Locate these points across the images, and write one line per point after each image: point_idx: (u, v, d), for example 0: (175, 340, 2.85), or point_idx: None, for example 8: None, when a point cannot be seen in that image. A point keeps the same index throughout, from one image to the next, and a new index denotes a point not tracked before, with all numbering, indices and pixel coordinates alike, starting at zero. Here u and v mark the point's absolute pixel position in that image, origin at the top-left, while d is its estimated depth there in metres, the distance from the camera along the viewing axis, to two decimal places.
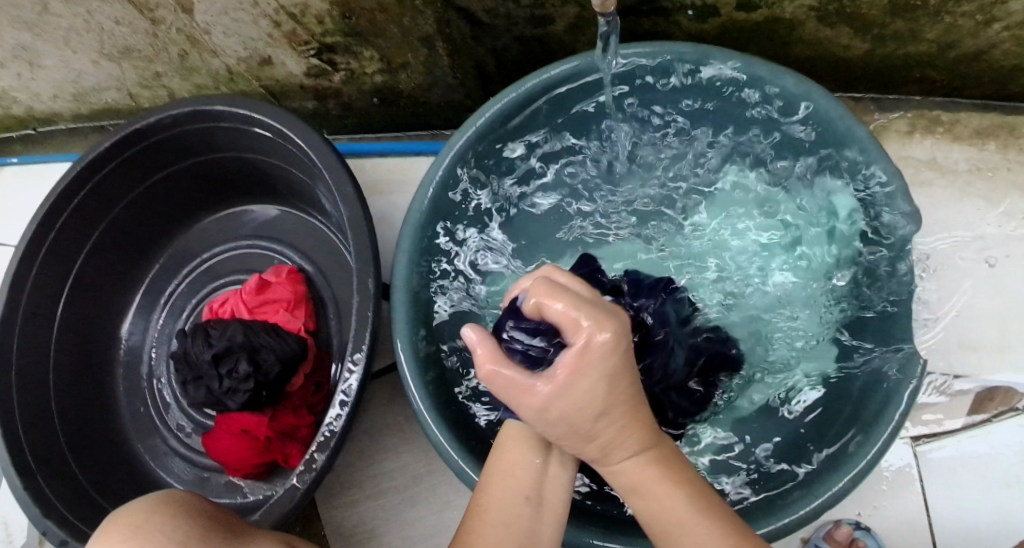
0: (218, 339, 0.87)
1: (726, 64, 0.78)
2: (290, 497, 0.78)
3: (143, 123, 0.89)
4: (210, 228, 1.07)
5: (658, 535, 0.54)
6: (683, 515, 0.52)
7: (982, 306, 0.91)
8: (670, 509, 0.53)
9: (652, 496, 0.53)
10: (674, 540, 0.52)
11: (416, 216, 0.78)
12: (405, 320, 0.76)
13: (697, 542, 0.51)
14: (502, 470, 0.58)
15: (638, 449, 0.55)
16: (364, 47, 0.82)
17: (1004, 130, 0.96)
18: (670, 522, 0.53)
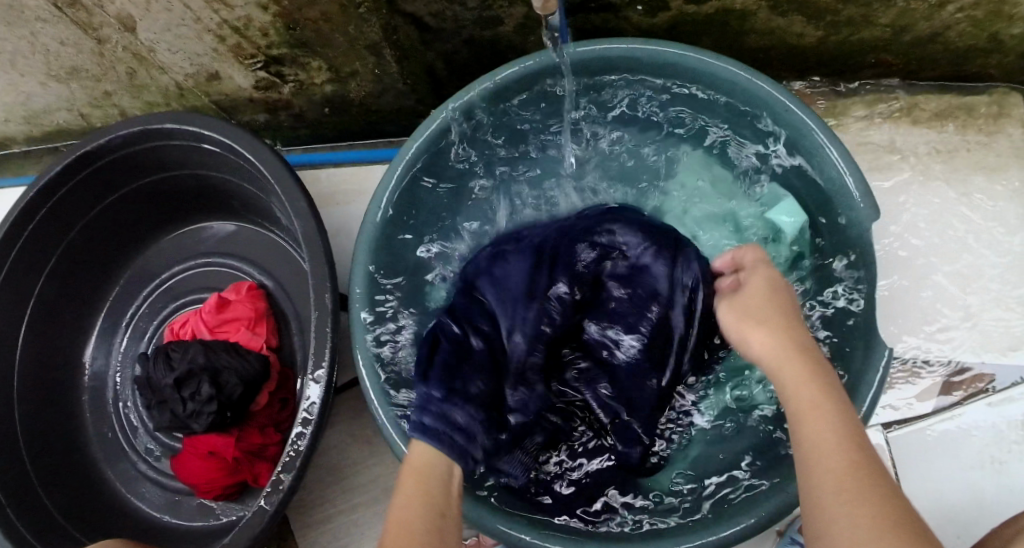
0: (179, 362, 0.86)
1: (678, 58, 0.78)
2: (258, 521, 0.76)
3: (92, 145, 0.87)
4: (169, 246, 1.05)
5: (822, 500, 0.48)
6: (865, 486, 0.47)
7: (947, 288, 0.91)
8: (842, 460, 0.49)
9: (828, 449, 0.50)
10: (840, 498, 0.47)
11: (372, 225, 0.77)
12: (366, 332, 0.75)
13: (848, 497, 0.47)
14: (417, 493, 0.57)
15: (825, 407, 0.54)
16: (311, 57, 0.81)
17: (962, 112, 0.96)
18: (837, 481, 0.48)
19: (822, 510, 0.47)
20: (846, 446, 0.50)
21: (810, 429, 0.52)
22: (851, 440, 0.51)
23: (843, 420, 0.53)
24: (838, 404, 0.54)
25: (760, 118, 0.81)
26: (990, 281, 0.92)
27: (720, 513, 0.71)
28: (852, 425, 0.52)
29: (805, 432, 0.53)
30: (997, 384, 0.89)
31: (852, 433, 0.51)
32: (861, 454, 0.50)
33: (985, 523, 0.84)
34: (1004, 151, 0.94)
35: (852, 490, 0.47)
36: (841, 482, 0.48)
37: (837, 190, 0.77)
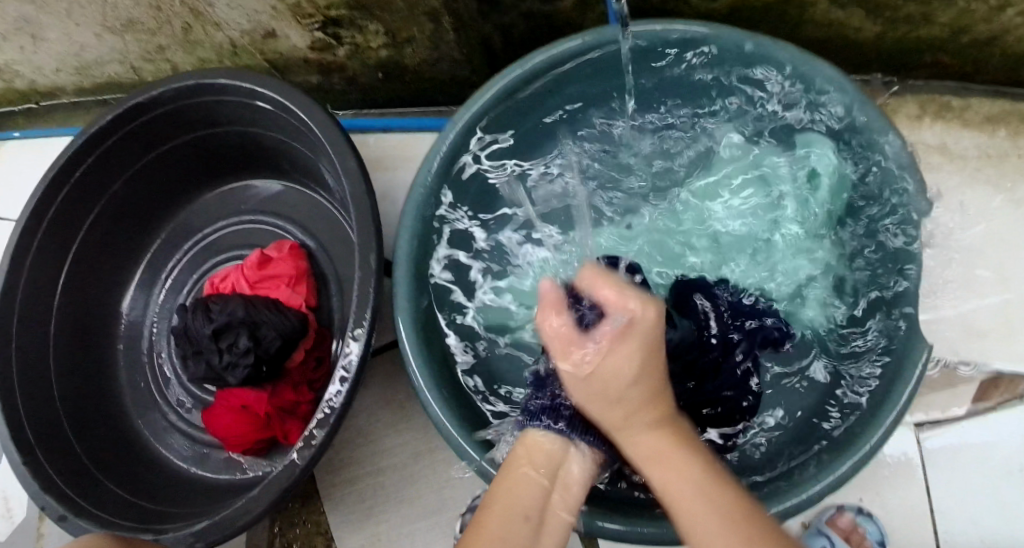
0: (218, 315, 0.87)
1: (735, 43, 0.77)
2: (289, 474, 0.77)
3: (146, 96, 0.88)
4: (212, 202, 1.06)
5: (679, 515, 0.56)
6: (709, 515, 0.54)
7: (989, 294, 0.91)
8: (668, 475, 0.58)
9: (689, 500, 0.56)
10: (675, 489, 0.57)
11: (420, 190, 0.77)
12: (408, 296, 0.76)
13: (713, 537, 0.53)
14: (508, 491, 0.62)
15: (692, 471, 0.57)
16: (369, 20, 0.81)
17: (1016, 117, 0.95)
18: (688, 501, 0.56)
19: (693, 522, 0.55)
20: (705, 509, 0.54)
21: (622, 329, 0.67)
22: (700, 494, 0.55)
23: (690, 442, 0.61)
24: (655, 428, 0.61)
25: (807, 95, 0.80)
26: None
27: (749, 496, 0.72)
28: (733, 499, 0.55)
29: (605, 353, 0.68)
30: None
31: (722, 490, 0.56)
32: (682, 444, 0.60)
33: (1010, 527, 0.85)
34: None
35: (735, 530, 0.52)
36: (671, 494, 0.57)
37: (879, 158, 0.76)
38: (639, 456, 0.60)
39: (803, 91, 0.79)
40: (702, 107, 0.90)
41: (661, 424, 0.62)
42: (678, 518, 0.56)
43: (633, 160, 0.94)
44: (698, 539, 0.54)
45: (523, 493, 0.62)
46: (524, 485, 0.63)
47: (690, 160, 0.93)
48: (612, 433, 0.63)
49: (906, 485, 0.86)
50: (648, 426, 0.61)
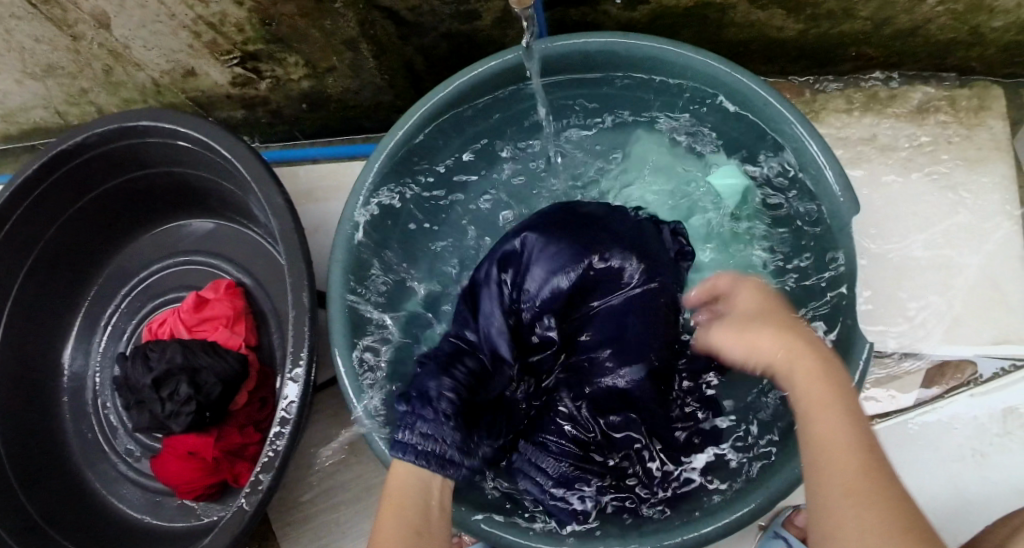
0: (156, 361, 0.84)
1: (657, 51, 0.77)
2: (238, 521, 0.75)
3: (68, 142, 0.85)
4: (148, 244, 1.04)
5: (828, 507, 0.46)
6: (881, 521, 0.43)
7: (928, 282, 0.91)
8: (823, 425, 0.50)
9: (840, 451, 0.48)
10: (834, 461, 0.48)
11: (349, 222, 0.76)
12: (343, 332, 0.74)
13: (835, 466, 0.47)
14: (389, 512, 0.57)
15: (844, 429, 0.49)
16: (287, 53, 0.80)
17: (943, 105, 0.96)
18: (830, 451, 0.48)
19: (829, 480, 0.47)
20: (851, 458, 0.47)
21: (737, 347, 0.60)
22: (863, 448, 0.48)
23: (834, 371, 0.55)
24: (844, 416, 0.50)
25: (723, 97, 0.80)
26: (972, 273, 0.92)
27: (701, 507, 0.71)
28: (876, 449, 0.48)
29: (740, 348, 0.60)
30: (981, 376, 0.89)
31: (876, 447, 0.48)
32: (837, 385, 0.53)
33: (968, 516, 0.84)
34: (986, 144, 0.94)
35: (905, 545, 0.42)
36: (823, 442, 0.49)
37: (797, 152, 0.76)
38: (796, 379, 0.55)
39: (719, 93, 0.80)
40: (615, 118, 0.89)
41: (827, 360, 0.55)
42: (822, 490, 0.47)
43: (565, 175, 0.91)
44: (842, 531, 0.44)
45: (387, 522, 0.56)
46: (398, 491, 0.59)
47: (615, 162, 0.90)
48: (802, 405, 0.53)
49: None
50: (850, 410, 0.51)
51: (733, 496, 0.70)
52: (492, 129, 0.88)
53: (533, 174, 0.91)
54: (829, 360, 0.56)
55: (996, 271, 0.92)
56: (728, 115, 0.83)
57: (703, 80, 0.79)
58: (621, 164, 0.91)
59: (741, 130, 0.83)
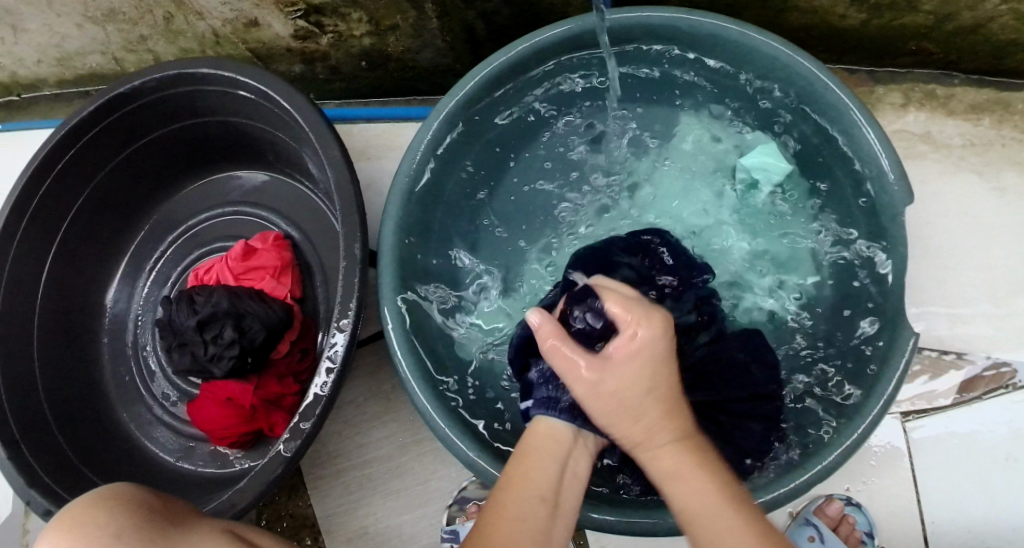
0: (202, 306, 0.86)
1: (719, 30, 0.77)
2: (276, 466, 0.76)
3: (128, 86, 0.87)
4: (195, 194, 1.05)
5: None
6: None
7: (972, 282, 0.91)
8: (700, 499, 0.51)
9: (722, 521, 0.50)
10: (699, 524, 0.51)
11: (404, 180, 0.77)
12: (393, 287, 0.75)
13: (722, 545, 0.50)
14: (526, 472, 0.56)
15: (696, 488, 0.52)
16: (352, 8, 0.81)
17: (999, 106, 0.95)
18: (705, 512, 0.51)
19: None
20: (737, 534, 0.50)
21: (592, 398, 0.56)
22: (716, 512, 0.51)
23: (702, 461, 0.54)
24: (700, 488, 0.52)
25: (781, 80, 0.80)
26: (1017, 277, 0.91)
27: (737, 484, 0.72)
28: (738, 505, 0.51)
29: (589, 396, 0.56)
30: (1020, 380, 0.88)
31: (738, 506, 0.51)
32: (671, 436, 0.55)
33: (995, 517, 0.85)
34: None
35: None
36: (711, 516, 0.51)
37: (854, 139, 0.76)
38: (658, 477, 0.54)
39: (778, 75, 0.80)
40: (662, 91, 0.90)
41: (697, 451, 0.54)
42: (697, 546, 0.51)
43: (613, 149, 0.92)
44: None
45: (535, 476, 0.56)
46: (528, 462, 0.57)
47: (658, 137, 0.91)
48: (636, 456, 0.56)
49: (890, 474, 0.86)
50: (680, 466, 0.53)
51: (767, 476, 0.71)
52: (546, 98, 0.88)
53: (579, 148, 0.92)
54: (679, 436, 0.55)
55: None
56: (784, 98, 0.83)
57: (762, 62, 0.79)
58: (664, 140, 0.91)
59: (794, 111, 0.83)
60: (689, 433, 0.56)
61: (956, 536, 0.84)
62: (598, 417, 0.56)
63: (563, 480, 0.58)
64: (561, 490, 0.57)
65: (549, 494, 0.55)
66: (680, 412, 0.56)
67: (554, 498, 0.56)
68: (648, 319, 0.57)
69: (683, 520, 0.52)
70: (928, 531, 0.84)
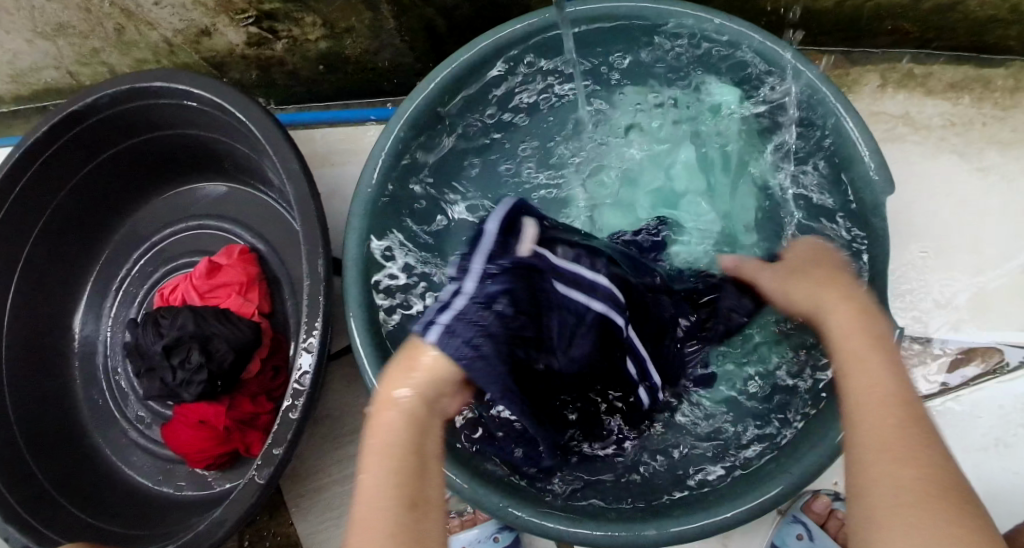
0: (168, 329, 0.83)
1: (688, 19, 0.74)
2: (249, 493, 0.73)
3: (80, 103, 0.83)
4: (159, 210, 1.02)
5: (855, 442, 0.47)
6: (913, 490, 0.42)
7: (958, 267, 0.89)
8: (865, 395, 0.49)
9: (884, 424, 0.46)
10: (870, 417, 0.48)
11: (366, 190, 0.74)
12: (359, 303, 0.72)
13: (900, 486, 0.43)
14: (380, 430, 0.47)
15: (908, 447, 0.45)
16: (304, 12, 0.78)
17: (978, 83, 0.92)
18: (879, 446, 0.45)
19: (859, 428, 0.48)
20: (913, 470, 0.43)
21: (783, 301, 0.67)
22: (903, 423, 0.46)
23: (879, 367, 0.51)
24: (905, 399, 0.48)
25: (748, 66, 0.78)
26: (1001, 260, 0.89)
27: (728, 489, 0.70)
28: (931, 448, 0.45)
29: (833, 317, 0.58)
30: (1007, 364, 0.87)
31: (908, 406, 0.48)
32: (885, 354, 0.52)
33: (987, 506, 0.83)
34: (1021, 126, 0.91)
35: (904, 495, 0.42)
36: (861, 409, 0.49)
37: (827, 124, 0.74)
38: (836, 329, 0.56)
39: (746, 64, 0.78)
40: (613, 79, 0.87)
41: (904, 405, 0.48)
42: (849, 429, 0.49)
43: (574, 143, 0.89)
44: (868, 498, 0.43)
45: (377, 473, 0.45)
46: (383, 421, 0.47)
47: (610, 132, 0.89)
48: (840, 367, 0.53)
49: None
50: (903, 408, 0.47)
51: (754, 482, 0.69)
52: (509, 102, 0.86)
53: (535, 142, 0.89)
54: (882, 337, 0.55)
55: None
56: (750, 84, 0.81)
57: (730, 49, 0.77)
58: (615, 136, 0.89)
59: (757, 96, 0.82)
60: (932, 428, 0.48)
61: None
62: (838, 320, 0.57)
63: (428, 449, 0.48)
64: (427, 466, 0.47)
65: (415, 465, 0.46)
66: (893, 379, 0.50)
67: (418, 483, 0.46)
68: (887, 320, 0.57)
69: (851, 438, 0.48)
70: None
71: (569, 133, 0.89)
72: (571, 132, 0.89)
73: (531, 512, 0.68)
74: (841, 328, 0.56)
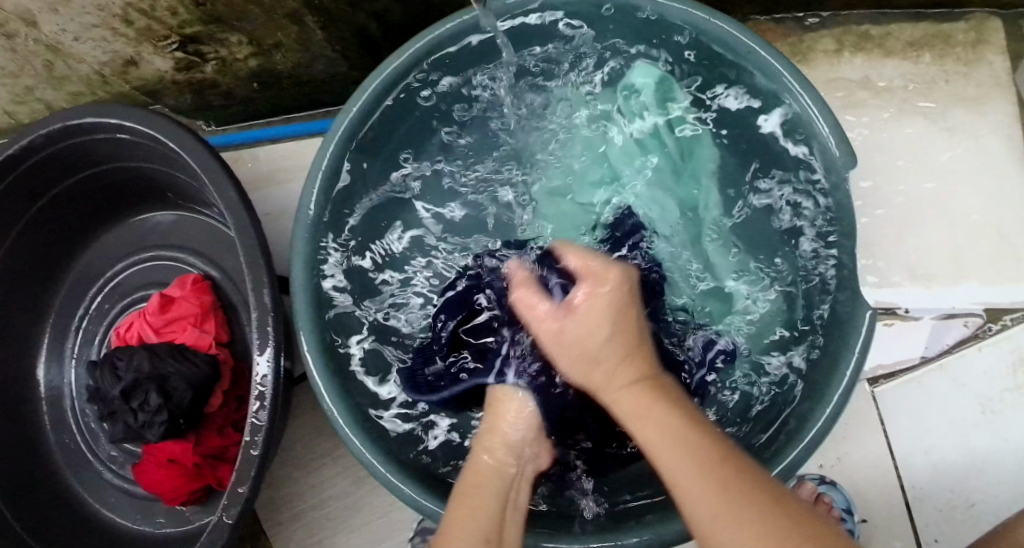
0: (125, 371, 0.80)
1: (628, 0, 0.71)
2: (219, 533, 0.71)
3: (13, 147, 0.80)
4: (111, 244, 0.99)
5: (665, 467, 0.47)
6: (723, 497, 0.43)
7: (931, 232, 0.86)
8: (651, 427, 0.49)
9: (663, 443, 0.48)
10: (652, 429, 0.49)
11: (307, 212, 0.71)
12: (310, 325, 0.69)
13: (688, 479, 0.45)
14: (471, 493, 0.57)
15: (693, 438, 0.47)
16: (228, 33, 0.74)
17: (938, 40, 0.89)
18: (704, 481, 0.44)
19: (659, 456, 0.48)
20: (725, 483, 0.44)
21: (565, 359, 0.58)
22: (677, 438, 0.47)
23: (666, 391, 0.53)
24: (664, 403, 0.51)
25: (693, 43, 0.75)
26: (976, 221, 0.86)
27: None
28: (715, 453, 0.46)
29: (559, 358, 0.59)
30: (991, 327, 0.84)
31: (691, 425, 0.49)
32: (659, 402, 0.51)
33: (978, 476, 0.81)
34: (986, 81, 0.88)
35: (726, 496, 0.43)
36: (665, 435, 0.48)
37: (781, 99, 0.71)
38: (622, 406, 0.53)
39: (695, 43, 0.74)
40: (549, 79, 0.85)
41: (653, 387, 0.53)
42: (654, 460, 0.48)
43: (519, 146, 0.88)
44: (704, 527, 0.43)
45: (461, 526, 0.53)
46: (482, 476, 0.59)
47: (558, 134, 0.87)
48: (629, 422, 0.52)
49: (864, 441, 0.82)
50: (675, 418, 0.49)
51: None
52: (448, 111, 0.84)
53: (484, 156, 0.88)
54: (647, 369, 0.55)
55: (1005, 216, 0.86)
56: (700, 61, 0.77)
57: (656, 19, 0.73)
58: (562, 137, 0.87)
59: (707, 73, 0.78)
60: (656, 375, 0.55)
61: (940, 498, 0.81)
62: (567, 361, 0.58)
63: (507, 513, 0.57)
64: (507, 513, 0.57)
65: (498, 509, 0.56)
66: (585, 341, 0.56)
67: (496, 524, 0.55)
68: (643, 331, 0.58)
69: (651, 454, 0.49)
70: (910, 498, 0.81)
71: (514, 140, 0.88)
72: (524, 137, 0.88)
73: None
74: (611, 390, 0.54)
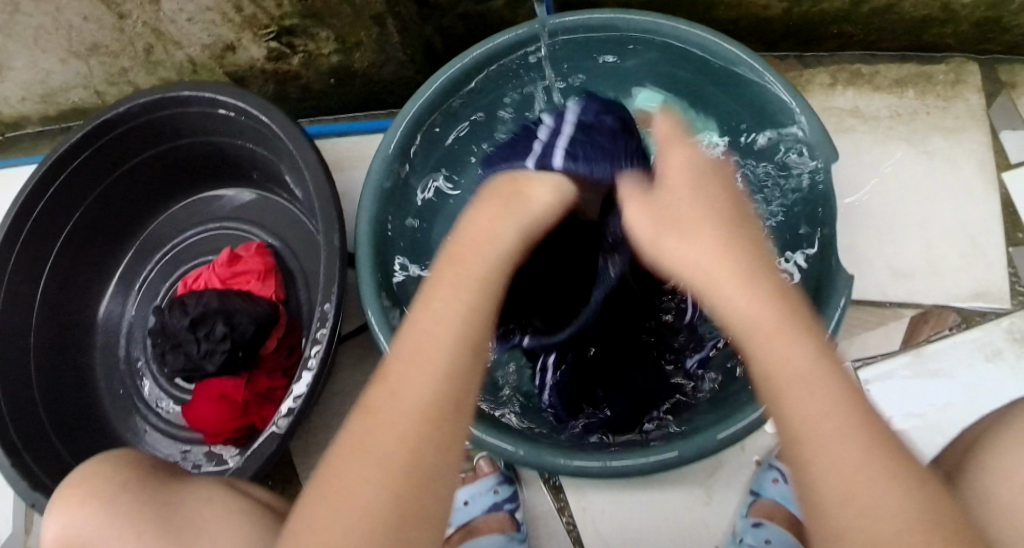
0: (193, 307, 0.90)
1: (657, 27, 0.85)
2: (269, 443, 0.80)
3: (112, 112, 0.91)
4: (179, 214, 1.10)
5: (776, 391, 0.43)
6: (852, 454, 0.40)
7: (910, 239, 0.98)
8: (767, 353, 0.44)
9: (796, 378, 0.42)
10: (772, 353, 0.43)
11: (374, 182, 0.84)
12: (371, 275, 0.82)
13: (817, 415, 0.41)
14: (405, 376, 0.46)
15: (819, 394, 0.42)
16: (319, 28, 0.87)
17: (921, 79, 1.03)
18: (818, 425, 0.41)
19: (788, 392, 0.42)
20: (844, 400, 0.42)
21: (674, 245, 0.51)
22: (810, 374, 0.42)
23: (793, 317, 0.45)
24: (799, 338, 0.44)
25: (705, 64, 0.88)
26: (953, 232, 0.98)
27: (705, 424, 0.76)
28: (840, 379, 0.42)
29: (670, 252, 0.52)
30: (963, 322, 0.95)
31: (821, 357, 0.43)
32: (792, 331, 0.44)
33: None
34: (962, 114, 1.01)
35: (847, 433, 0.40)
36: (777, 368, 0.43)
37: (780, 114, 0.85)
38: (724, 313, 0.47)
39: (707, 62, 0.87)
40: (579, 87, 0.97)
41: (750, 250, 0.49)
42: (767, 383, 0.43)
43: None
44: (803, 452, 0.41)
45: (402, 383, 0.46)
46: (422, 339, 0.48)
47: None
48: (747, 341, 0.45)
49: None
50: (811, 356, 0.43)
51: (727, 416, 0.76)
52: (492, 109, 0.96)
53: None
54: (764, 275, 0.47)
55: (977, 229, 0.98)
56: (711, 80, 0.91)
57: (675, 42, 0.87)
58: None
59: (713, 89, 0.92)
60: (780, 282, 0.47)
61: None
62: (670, 256, 0.52)
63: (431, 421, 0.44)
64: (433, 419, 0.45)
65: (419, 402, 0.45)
66: (749, 226, 0.52)
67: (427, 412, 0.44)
68: (743, 229, 0.51)
69: (769, 385, 0.43)
70: None
71: None
72: None
73: (522, 449, 0.74)
74: (726, 300, 0.47)
